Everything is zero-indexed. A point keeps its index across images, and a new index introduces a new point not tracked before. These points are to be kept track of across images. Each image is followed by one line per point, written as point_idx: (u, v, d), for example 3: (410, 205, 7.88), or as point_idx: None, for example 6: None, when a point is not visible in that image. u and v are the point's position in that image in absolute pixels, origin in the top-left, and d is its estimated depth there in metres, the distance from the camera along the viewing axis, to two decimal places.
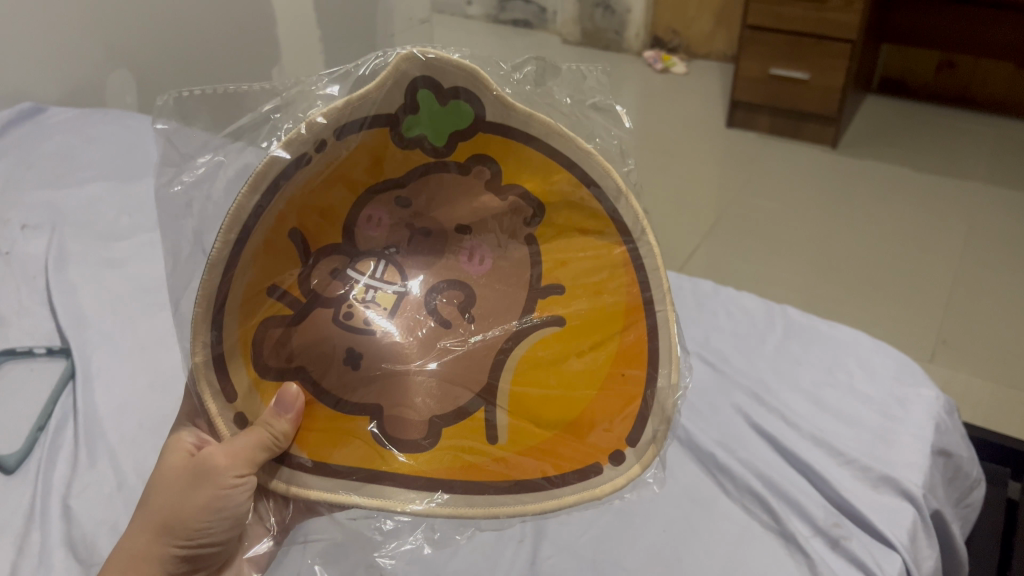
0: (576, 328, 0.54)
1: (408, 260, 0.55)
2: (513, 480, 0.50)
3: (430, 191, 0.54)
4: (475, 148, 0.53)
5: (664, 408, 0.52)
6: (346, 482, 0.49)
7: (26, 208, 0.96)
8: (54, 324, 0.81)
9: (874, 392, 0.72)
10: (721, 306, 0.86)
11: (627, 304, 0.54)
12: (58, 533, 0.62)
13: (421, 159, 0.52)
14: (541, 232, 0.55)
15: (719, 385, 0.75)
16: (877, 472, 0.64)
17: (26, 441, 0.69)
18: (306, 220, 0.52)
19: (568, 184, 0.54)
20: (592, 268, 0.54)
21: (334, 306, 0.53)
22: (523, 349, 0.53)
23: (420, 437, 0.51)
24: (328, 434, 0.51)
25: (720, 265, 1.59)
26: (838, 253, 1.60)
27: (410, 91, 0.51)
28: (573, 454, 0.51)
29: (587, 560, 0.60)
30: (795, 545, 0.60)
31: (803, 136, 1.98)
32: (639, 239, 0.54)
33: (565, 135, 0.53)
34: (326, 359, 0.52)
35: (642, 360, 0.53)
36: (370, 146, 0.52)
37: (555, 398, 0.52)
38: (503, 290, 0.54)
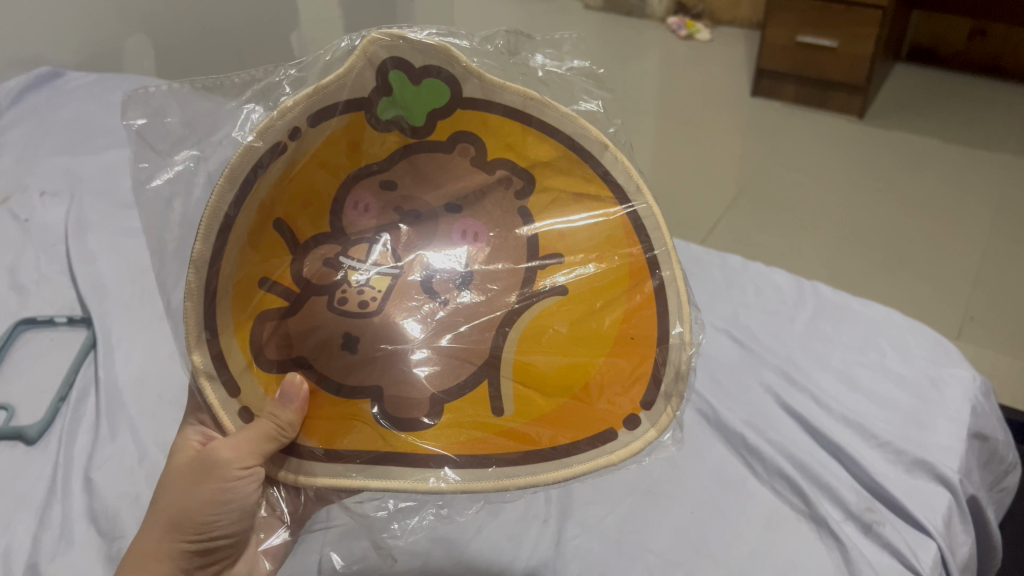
0: (581, 303, 0.52)
1: (401, 244, 0.55)
2: (520, 455, 0.47)
3: (418, 173, 0.54)
4: (454, 126, 0.53)
5: (679, 369, 0.49)
6: (350, 465, 0.47)
7: (44, 175, 0.96)
8: (74, 292, 0.81)
9: (907, 371, 0.71)
10: (751, 282, 0.84)
11: (630, 265, 0.52)
12: (79, 506, 0.62)
13: (401, 140, 0.53)
14: (534, 203, 0.54)
15: (747, 365, 0.73)
16: (912, 455, 0.62)
17: (48, 412, 0.68)
18: (295, 210, 0.52)
19: (559, 153, 0.53)
20: (590, 236, 0.53)
21: (327, 293, 0.52)
22: (525, 320, 0.51)
23: (422, 415, 0.49)
24: (329, 419, 0.50)
25: (743, 239, 1.56)
26: (865, 226, 1.57)
27: (380, 73, 0.51)
28: (587, 421, 0.48)
29: (615, 544, 0.59)
30: (826, 528, 0.58)
31: (829, 107, 1.94)
32: (636, 197, 0.53)
33: (539, 101, 0.52)
34: (322, 344, 0.51)
35: (651, 320, 0.51)
36: (347, 133, 0.52)
37: (561, 375, 0.50)
38: (503, 265, 0.53)
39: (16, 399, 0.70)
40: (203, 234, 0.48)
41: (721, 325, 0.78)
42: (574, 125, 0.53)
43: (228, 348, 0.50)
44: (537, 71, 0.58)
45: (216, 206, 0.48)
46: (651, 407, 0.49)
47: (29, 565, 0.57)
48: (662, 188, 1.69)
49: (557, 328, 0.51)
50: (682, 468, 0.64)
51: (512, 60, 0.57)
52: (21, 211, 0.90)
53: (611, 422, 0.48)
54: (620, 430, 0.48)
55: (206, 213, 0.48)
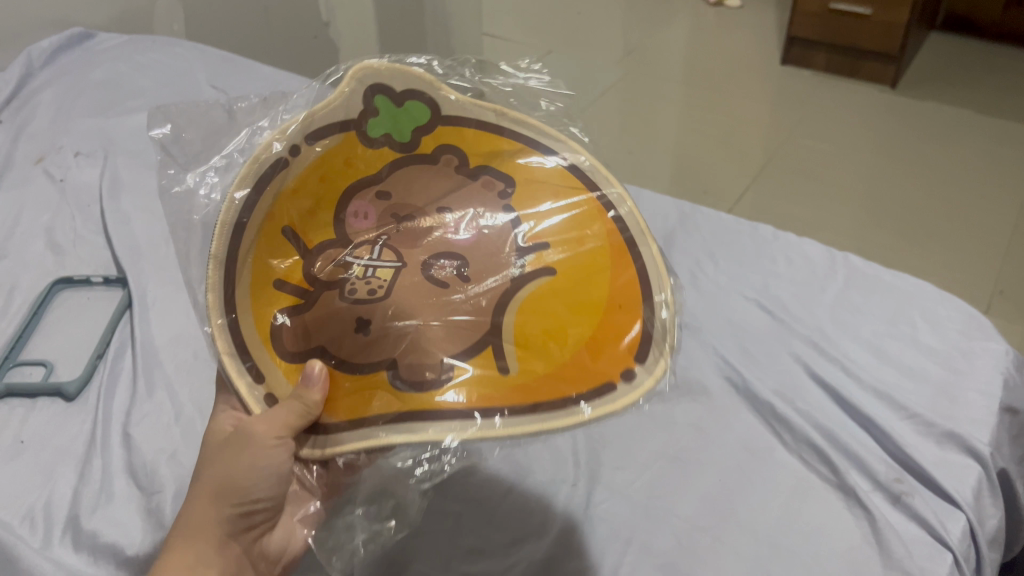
0: (571, 276, 0.53)
1: (401, 242, 0.56)
2: (531, 405, 0.48)
3: (411, 178, 0.58)
4: (437, 141, 0.58)
5: (665, 322, 0.51)
6: (372, 427, 0.48)
7: (77, 135, 1.01)
8: (110, 254, 0.84)
9: (938, 344, 0.70)
10: (781, 250, 0.84)
11: (612, 242, 0.55)
12: (118, 461, 0.62)
13: (391, 156, 0.58)
14: (518, 199, 0.58)
15: (777, 334, 0.73)
16: (942, 428, 0.62)
17: (85, 368, 0.70)
18: (303, 219, 0.56)
19: (534, 152, 0.59)
20: (572, 222, 0.57)
21: (336, 288, 0.53)
22: (524, 288, 0.52)
23: (437, 379, 0.49)
24: (347, 396, 0.50)
25: (771, 208, 1.55)
26: (895, 197, 1.55)
27: (367, 97, 0.57)
28: (588, 374, 0.49)
29: (647, 510, 0.58)
30: (854, 498, 0.58)
31: (861, 76, 1.92)
32: (605, 185, 0.59)
33: (507, 112, 0.59)
34: (334, 329, 0.51)
35: (637, 283, 0.53)
36: (340, 152, 0.57)
37: (561, 338, 0.51)
38: (495, 254, 0.55)
39: (55, 355, 0.72)
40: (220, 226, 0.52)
41: (750, 294, 0.78)
42: (542, 130, 0.60)
43: (251, 341, 0.51)
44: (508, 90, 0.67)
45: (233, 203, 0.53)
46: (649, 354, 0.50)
47: (68, 517, 0.58)
48: (689, 157, 1.68)
49: (553, 295, 0.52)
50: (711, 434, 0.64)
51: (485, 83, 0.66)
52: (56, 170, 0.96)
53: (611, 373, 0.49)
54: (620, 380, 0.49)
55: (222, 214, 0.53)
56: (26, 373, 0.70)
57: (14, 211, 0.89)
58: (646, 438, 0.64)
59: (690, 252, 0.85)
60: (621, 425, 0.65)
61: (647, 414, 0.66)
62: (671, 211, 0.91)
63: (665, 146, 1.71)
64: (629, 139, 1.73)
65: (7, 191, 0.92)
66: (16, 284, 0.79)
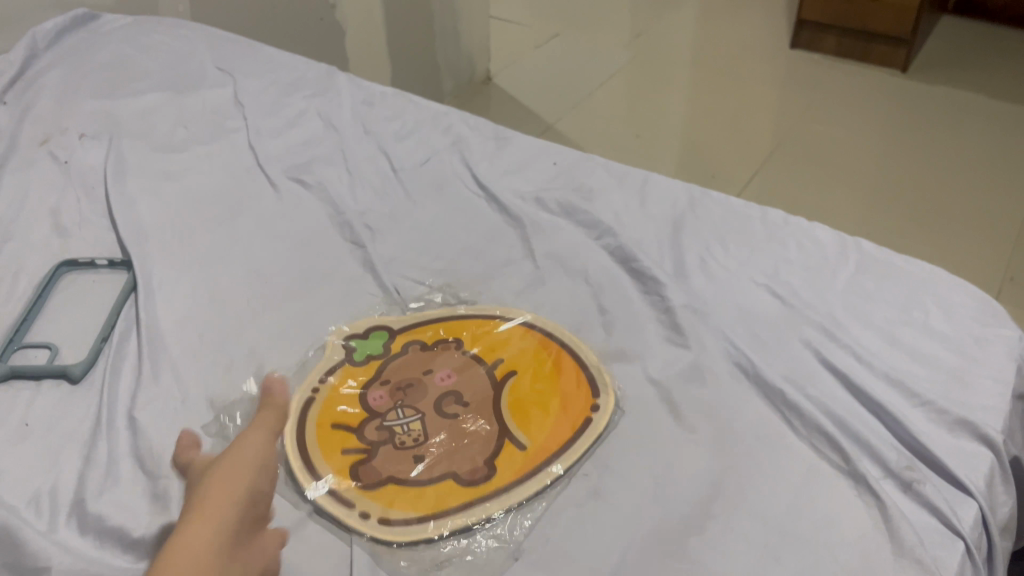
0: (542, 392, 0.66)
1: (407, 394, 0.65)
2: (537, 487, 0.58)
3: (408, 365, 0.68)
4: (416, 339, 0.71)
5: (615, 396, 0.65)
6: (414, 521, 0.56)
7: (82, 117, 1.02)
8: (115, 236, 0.84)
9: (951, 331, 0.70)
10: (791, 237, 0.83)
11: (567, 362, 0.69)
12: (124, 444, 0.61)
13: (380, 362, 0.69)
14: (490, 350, 0.70)
15: (787, 319, 0.72)
16: (954, 415, 0.62)
17: (91, 351, 0.69)
18: (323, 409, 0.64)
19: (497, 327, 0.73)
20: (529, 352, 0.70)
21: (361, 432, 0.62)
22: (508, 406, 0.64)
23: (464, 475, 0.59)
24: (378, 493, 0.58)
25: (779, 191, 1.52)
26: (904, 183, 1.53)
27: (345, 346, 0.70)
28: (570, 438, 0.62)
29: (657, 494, 0.58)
30: (865, 486, 0.57)
31: (871, 60, 1.90)
32: (546, 326, 0.73)
33: (461, 317, 0.74)
34: (363, 456, 0.60)
35: (588, 378, 0.67)
36: (343, 376, 0.67)
37: (542, 425, 0.63)
38: (480, 388, 0.66)
39: (61, 338, 0.71)
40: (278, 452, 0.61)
41: (760, 280, 0.77)
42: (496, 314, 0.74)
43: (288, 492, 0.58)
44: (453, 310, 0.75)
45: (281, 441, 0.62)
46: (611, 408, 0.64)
47: (73, 501, 0.57)
48: (697, 141, 1.65)
49: (530, 406, 0.64)
50: (721, 419, 0.63)
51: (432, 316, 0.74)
52: (61, 152, 0.96)
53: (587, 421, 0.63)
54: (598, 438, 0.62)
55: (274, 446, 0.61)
56: (32, 355, 0.70)
57: (20, 193, 0.89)
58: (656, 424, 0.63)
59: (700, 237, 0.84)
60: (630, 409, 0.64)
61: (656, 399, 0.65)
62: (680, 196, 0.90)
63: (673, 130, 1.69)
64: (637, 124, 1.71)
65: (13, 172, 0.92)
66: (22, 267, 0.79)
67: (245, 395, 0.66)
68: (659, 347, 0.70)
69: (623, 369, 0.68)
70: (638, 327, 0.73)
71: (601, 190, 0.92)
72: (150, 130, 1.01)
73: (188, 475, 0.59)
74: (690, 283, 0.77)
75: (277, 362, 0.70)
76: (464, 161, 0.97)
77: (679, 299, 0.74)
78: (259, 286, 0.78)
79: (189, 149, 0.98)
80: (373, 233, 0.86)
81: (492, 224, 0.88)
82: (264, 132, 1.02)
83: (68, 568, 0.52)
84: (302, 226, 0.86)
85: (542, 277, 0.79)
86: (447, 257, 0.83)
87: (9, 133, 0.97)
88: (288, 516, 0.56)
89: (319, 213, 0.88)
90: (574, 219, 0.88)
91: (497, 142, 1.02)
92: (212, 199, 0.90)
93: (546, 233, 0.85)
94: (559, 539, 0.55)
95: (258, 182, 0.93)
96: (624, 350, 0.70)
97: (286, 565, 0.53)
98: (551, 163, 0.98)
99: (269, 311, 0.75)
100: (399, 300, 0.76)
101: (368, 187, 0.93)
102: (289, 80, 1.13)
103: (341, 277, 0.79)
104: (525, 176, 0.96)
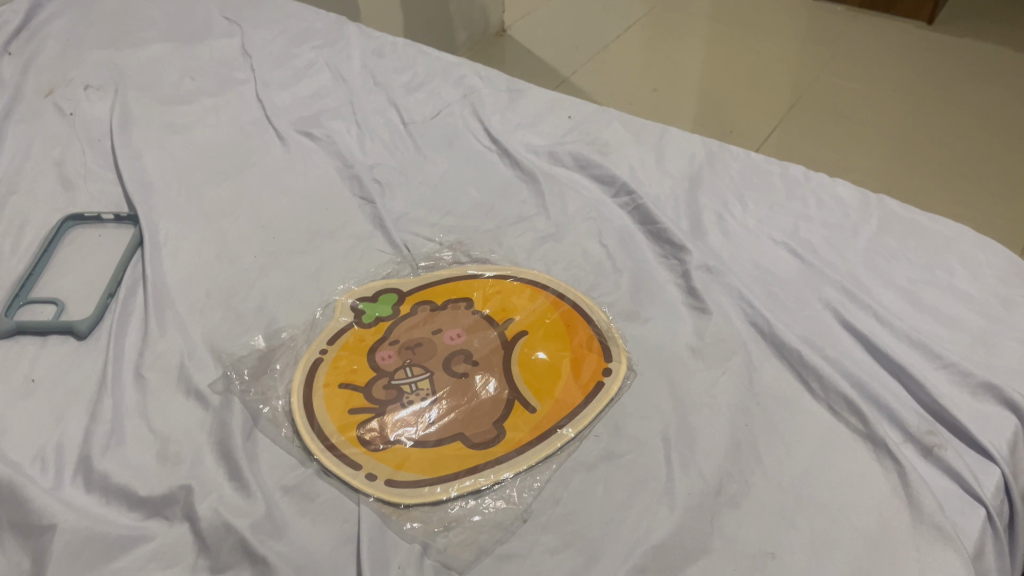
0: (552, 354, 0.64)
1: (416, 352, 0.64)
2: (546, 451, 0.57)
3: (417, 324, 0.67)
4: (426, 298, 0.70)
5: (628, 360, 0.64)
6: (420, 483, 0.55)
7: (87, 69, 1.00)
8: (121, 189, 0.82)
9: (976, 292, 0.68)
10: (812, 193, 0.81)
11: (580, 325, 0.67)
12: (131, 401, 0.61)
13: (389, 322, 0.67)
14: (500, 310, 0.68)
15: (807, 279, 0.70)
16: (978, 378, 0.60)
17: (97, 307, 0.68)
18: (330, 369, 0.63)
19: (507, 286, 0.71)
20: (540, 313, 0.68)
21: (369, 390, 0.61)
22: (517, 368, 0.63)
23: (471, 437, 0.58)
24: (385, 454, 0.57)
25: (796, 146, 1.47)
26: (925, 140, 1.47)
27: (353, 307, 0.69)
28: (581, 402, 0.60)
29: (671, 457, 0.56)
30: (885, 450, 0.56)
31: (896, 11, 1.85)
32: (559, 288, 0.71)
33: (471, 277, 0.72)
34: (370, 415, 0.59)
35: (601, 342, 0.65)
36: (351, 337, 0.66)
37: (550, 388, 0.61)
38: (488, 347, 0.65)
39: (66, 293, 0.70)
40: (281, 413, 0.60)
41: (779, 237, 0.75)
42: (507, 273, 0.73)
43: (293, 450, 0.57)
44: (464, 270, 0.73)
45: (286, 402, 0.61)
46: (623, 372, 0.62)
47: (80, 459, 0.56)
48: (714, 96, 1.61)
49: (540, 367, 0.63)
50: (737, 381, 0.61)
51: (445, 277, 0.72)
52: (67, 103, 0.94)
53: (598, 386, 0.61)
54: (611, 403, 0.60)
55: (280, 405, 0.61)
56: (38, 311, 0.69)
57: (25, 146, 0.88)
58: (670, 385, 0.62)
59: (718, 194, 0.82)
60: (644, 371, 0.63)
61: (671, 360, 0.64)
62: (698, 151, 0.88)
63: (690, 84, 1.64)
64: (653, 78, 1.66)
65: (18, 125, 0.91)
66: (27, 221, 0.78)
67: (252, 349, 0.65)
68: (674, 307, 0.69)
69: (637, 330, 0.67)
70: (653, 286, 0.71)
71: (616, 144, 0.90)
72: (156, 80, 0.99)
73: (195, 433, 0.58)
74: (707, 241, 0.75)
75: (285, 320, 0.68)
76: (476, 114, 0.95)
77: (696, 256, 0.72)
78: (266, 242, 0.77)
79: (195, 101, 0.96)
80: (383, 187, 0.84)
81: (504, 179, 0.86)
82: (272, 83, 0.99)
83: (73, 525, 0.51)
84: (310, 180, 0.84)
85: (555, 235, 0.78)
86: (457, 214, 0.81)
87: (14, 84, 0.96)
88: (295, 475, 0.55)
89: (328, 167, 0.86)
90: (589, 175, 0.85)
91: (510, 94, 0.99)
92: (219, 152, 0.88)
93: (559, 189, 0.83)
94: (569, 501, 0.54)
95: (266, 135, 0.91)
96: (638, 310, 0.69)
97: (292, 524, 0.52)
98: (565, 116, 0.95)
99: (276, 267, 0.74)
100: (408, 258, 0.75)
101: (377, 141, 0.91)
102: (298, 30, 1.11)
103: (350, 233, 0.78)
104: (539, 129, 0.93)
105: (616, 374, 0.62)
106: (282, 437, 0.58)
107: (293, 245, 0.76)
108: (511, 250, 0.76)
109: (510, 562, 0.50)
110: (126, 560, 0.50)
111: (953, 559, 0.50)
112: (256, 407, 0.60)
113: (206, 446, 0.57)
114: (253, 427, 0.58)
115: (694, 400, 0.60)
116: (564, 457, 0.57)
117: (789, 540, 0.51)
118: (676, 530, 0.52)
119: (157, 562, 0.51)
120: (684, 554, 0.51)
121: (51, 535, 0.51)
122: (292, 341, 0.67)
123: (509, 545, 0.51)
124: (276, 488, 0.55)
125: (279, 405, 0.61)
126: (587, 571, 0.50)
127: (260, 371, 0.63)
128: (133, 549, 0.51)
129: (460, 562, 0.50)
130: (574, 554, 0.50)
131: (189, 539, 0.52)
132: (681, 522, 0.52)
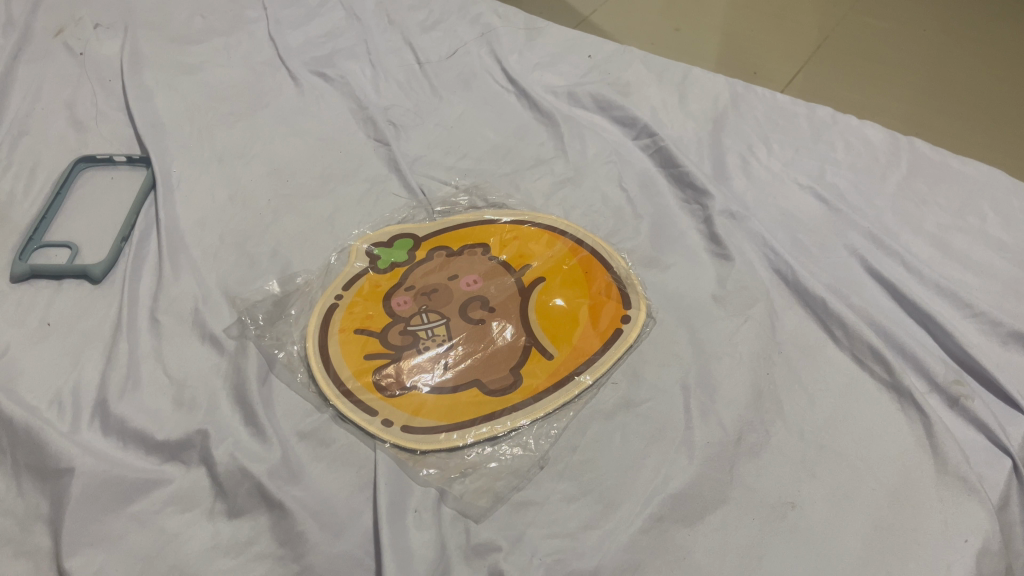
0: (571, 300, 0.63)
1: (433, 299, 0.63)
2: (563, 400, 0.56)
3: (434, 270, 0.66)
4: (442, 245, 0.69)
5: (648, 309, 0.62)
6: (436, 430, 0.54)
7: (97, 9, 0.98)
8: (132, 132, 0.81)
9: (1008, 239, 0.66)
10: (840, 136, 0.78)
11: (599, 272, 0.66)
12: (145, 345, 0.60)
13: (405, 268, 0.66)
14: (518, 257, 0.67)
15: (832, 225, 0.69)
16: (1009, 327, 0.58)
17: (110, 251, 0.67)
18: (347, 315, 0.62)
19: (525, 232, 0.70)
20: (558, 259, 0.67)
21: (384, 336, 0.60)
22: (536, 315, 0.62)
23: (488, 384, 0.57)
24: (400, 401, 0.56)
25: (834, 57, 1.38)
26: (972, 60, 1.36)
27: (369, 253, 0.68)
28: (599, 349, 0.59)
29: (690, 406, 0.55)
30: (909, 399, 0.55)
31: None
32: (577, 233, 0.70)
33: (487, 223, 0.71)
34: (386, 362, 0.59)
35: (620, 289, 0.64)
36: (366, 283, 0.65)
37: (569, 333, 0.60)
38: (506, 294, 0.64)
39: (80, 236, 0.70)
40: (296, 360, 0.59)
41: (805, 182, 0.73)
42: (524, 219, 0.71)
43: (308, 396, 0.57)
44: (481, 215, 0.72)
45: (302, 350, 0.60)
46: (642, 320, 0.61)
47: (96, 402, 0.56)
48: (745, 13, 1.50)
49: (559, 314, 0.62)
50: (759, 327, 0.60)
51: (462, 222, 0.71)
52: (77, 44, 0.93)
53: (616, 334, 0.60)
54: (630, 352, 0.59)
55: (296, 353, 0.60)
56: (51, 255, 0.68)
57: (35, 88, 0.87)
58: (690, 333, 0.61)
59: (742, 136, 0.79)
60: (664, 319, 0.62)
61: (691, 307, 0.63)
62: (722, 91, 0.85)
63: (717, 2, 1.53)
64: None
65: (27, 65, 0.90)
66: (38, 164, 0.77)
67: (267, 294, 0.65)
68: (696, 254, 0.67)
69: (657, 278, 0.65)
70: (674, 233, 0.69)
71: (638, 85, 0.87)
72: (165, 19, 0.97)
73: (210, 378, 0.58)
74: (730, 185, 0.74)
75: (299, 265, 0.68)
76: (493, 54, 0.92)
77: (719, 201, 0.70)
78: (280, 185, 0.75)
79: (206, 40, 0.94)
80: (397, 129, 0.82)
81: (522, 121, 0.84)
82: (285, 22, 0.97)
83: (91, 468, 0.51)
84: (323, 122, 0.83)
85: (574, 179, 0.76)
86: (474, 156, 0.79)
87: (23, 22, 0.94)
88: (311, 421, 0.55)
89: (342, 108, 0.85)
90: (609, 116, 0.83)
91: (529, 33, 0.96)
92: (232, 94, 0.87)
93: (579, 131, 0.81)
94: (586, 449, 0.53)
95: (279, 75, 0.89)
96: (658, 256, 0.67)
97: (308, 470, 0.52)
98: (585, 56, 0.92)
99: (290, 211, 0.73)
100: (423, 202, 0.74)
101: (391, 81, 0.89)
102: None
103: (365, 177, 0.77)
104: (557, 69, 0.90)
105: (634, 322, 0.61)
106: (298, 383, 0.58)
107: (307, 189, 0.75)
108: (528, 194, 0.75)
109: (527, 510, 0.50)
110: (143, 504, 0.51)
111: (977, 511, 0.49)
112: (271, 353, 0.60)
113: (222, 391, 0.57)
114: (268, 371, 0.58)
115: (712, 350, 0.59)
116: (581, 406, 0.56)
117: (809, 490, 0.50)
118: (695, 480, 0.51)
119: (175, 506, 0.51)
120: (704, 503, 0.50)
121: (69, 479, 0.51)
122: (306, 287, 0.66)
123: (527, 493, 0.51)
124: (292, 434, 0.54)
125: (295, 353, 0.60)
126: (605, 520, 0.49)
127: (275, 317, 0.63)
128: (151, 494, 0.51)
129: (477, 509, 0.50)
130: (592, 502, 0.50)
131: (205, 484, 0.52)
132: (700, 471, 0.51)
